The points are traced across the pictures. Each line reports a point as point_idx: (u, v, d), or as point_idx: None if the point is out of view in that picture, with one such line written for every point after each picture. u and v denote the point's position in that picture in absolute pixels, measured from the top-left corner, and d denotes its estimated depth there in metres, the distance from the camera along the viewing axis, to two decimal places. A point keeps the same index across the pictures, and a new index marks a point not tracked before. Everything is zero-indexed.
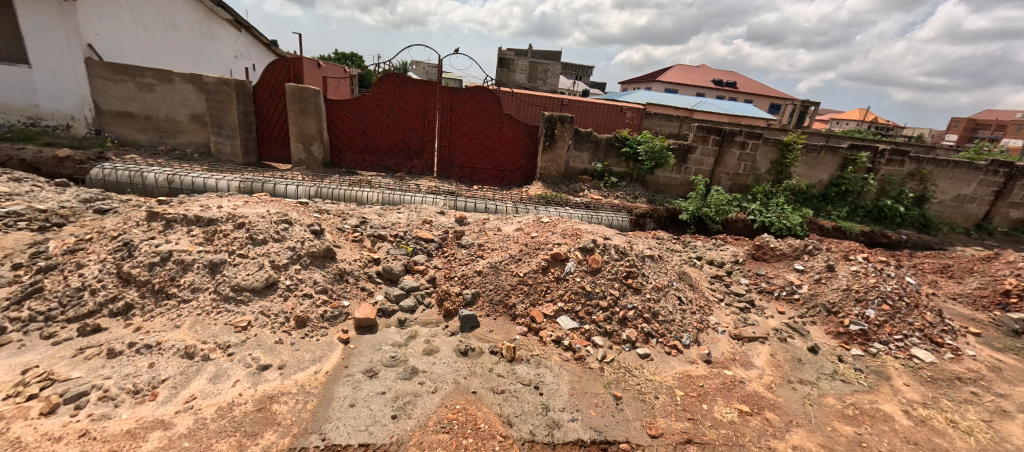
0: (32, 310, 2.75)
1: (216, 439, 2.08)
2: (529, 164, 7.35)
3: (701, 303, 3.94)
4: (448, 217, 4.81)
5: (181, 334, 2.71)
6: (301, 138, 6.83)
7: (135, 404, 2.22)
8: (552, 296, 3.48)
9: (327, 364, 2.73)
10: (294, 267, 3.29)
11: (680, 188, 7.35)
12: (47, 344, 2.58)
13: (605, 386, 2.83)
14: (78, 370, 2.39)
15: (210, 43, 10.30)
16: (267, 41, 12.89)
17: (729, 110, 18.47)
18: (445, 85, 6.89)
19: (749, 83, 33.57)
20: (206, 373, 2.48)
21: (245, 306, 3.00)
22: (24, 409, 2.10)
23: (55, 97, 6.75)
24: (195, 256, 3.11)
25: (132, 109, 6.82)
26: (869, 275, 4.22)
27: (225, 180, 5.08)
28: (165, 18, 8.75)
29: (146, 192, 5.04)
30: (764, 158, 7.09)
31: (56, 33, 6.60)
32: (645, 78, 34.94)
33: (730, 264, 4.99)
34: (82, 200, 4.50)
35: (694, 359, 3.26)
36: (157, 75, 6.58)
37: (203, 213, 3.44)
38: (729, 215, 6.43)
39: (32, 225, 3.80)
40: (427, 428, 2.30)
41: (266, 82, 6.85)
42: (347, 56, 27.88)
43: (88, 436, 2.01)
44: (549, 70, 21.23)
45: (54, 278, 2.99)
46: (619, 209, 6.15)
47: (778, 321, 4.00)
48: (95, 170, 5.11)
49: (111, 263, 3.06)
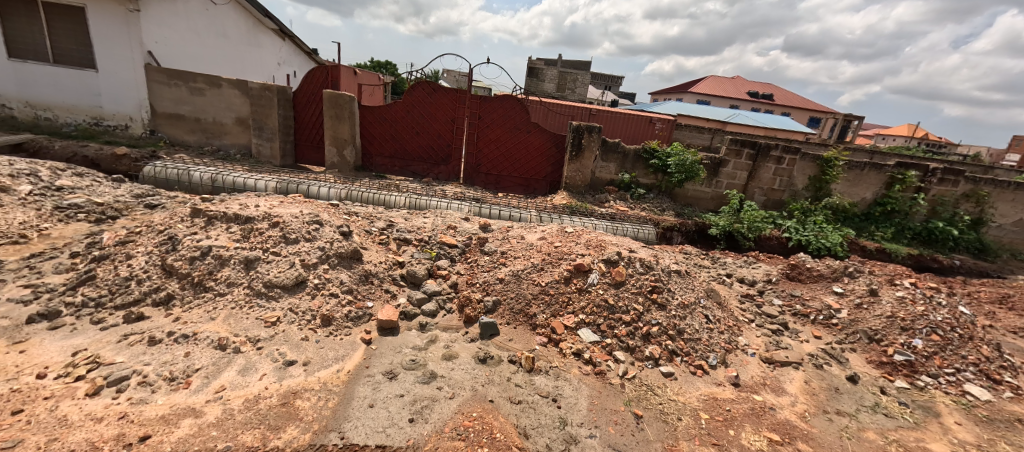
0: (85, 296, 2.96)
1: (242, 430, 2.15)
2: (555, 172, 7.34)
3: (730, 323, 3.77)
4: (473, 223, 4.84)
5: (215, 326, 2.84)
6: (335, 142, 7.08)
7: (170, 391, 2.34)
8: (574, 308, 3.44)
9: (350, 364, 2.78)
10: (322, 266, 3.38)
11: (710, 202, 7.14)
12: (96, 329, 2.76)
13: (625, 403, 2.76)
14: (122, 355, 2.53)
15: (256, 51, 10.93)
16: (308, 50, 13.52)
17: (765, 124, 17.84)
18: (474, 93, 6.99)
19: (787, 96, 32.42)
20: (237, 365, 2.58)
21: (276, 302, 3.11)
22: (72, 389, 2.24)
23: (116, 100, 7.39)
24: (233, 252, 3.26)
25: (183, 112, 7.29)
26: (917, 302, 3.99)
27: (263, 180, 5.33)
28: (218, 27, 9.34)
29: (192, 190, 5.35)
30: (801, 173, 6.82)
31: (120, 42, 7.18)
32: (677, 90, 34.34)
33: (762, 283, 4.77)
34: (134, 195, 4.84)
35: (721, 381, 3.12)
36: (207, 80, 7.02)
37: (242, 211, 3.61)
38: (763, 231, 6.16)
39: (90, 217, 4.22)
40: (443, 434, 2.30)
41: (306, 88, 7.16)
42: (381, 64, 29.11)
43: (127, 418, 2.12)
44: (578, 80, 21.16)
45: (106, 266, 3.21)
46: (645, 221, 6.02)
47: (813, 346, 3.78)
48: (148, 168, 5.47)
49: (157, 255, 3.26)
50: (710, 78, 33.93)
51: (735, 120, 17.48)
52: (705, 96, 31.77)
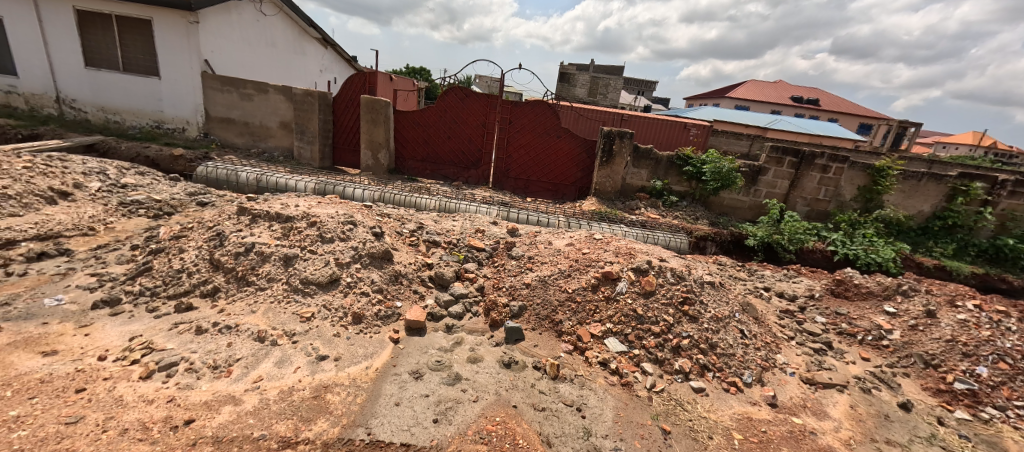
0: (142, 285, 3.20)
1: (276, 420, 2.25)
2: (584, 178, 7.27)
3: (768, 340, 3.59)
4: (501, 228, 4.86)
5: (255, 319, 3.00)
6: (370, 146, 7.33)
7: (213, 378, 2.48)
8: (601, 317, 3.38)
9: (378, 361, 2.86)
10: (355, 266, 3.49)
11: (748, 211, 6.85)
12: (151, 317, 2.97)
13: (652, 417, 2.67)
14: (172, 342, 2.72)
15: (301, 58, 11.51)
16: (348, 57, 14.10)
17: (809, 130, 16.93)
18: (506, 99, 7.05)
19: (835, 102, 30.65)
20: (273, 357, 2.71)
21: (311, 298, 3.24)
22: (128, 372, 2.42)
23: (175, 105, 7.98)
24: (273, 249, 3.43)
25: (233, 116, 7.78)
26: (982, 327, 3.68)
27: (303, 181, 5.59)
28: (267, 36, 9.91)
29: (239, 189, 5.69)
30: (849, 183, 6.44)
31: (181, 51, 7.74)
32: (714, 95, 33.25)
33: (803, 299, 4.51)
34: (188, 193, 5.20)
35: (756, 400, 2.97)
36: (256, 86, 7.47)
37: (283, 210, 3.80)
38: (806, 244, 5.81)
39: (149, 213, 4.56)
40: (466, 436, 2.31)
41: (345, 94, 7.47)
42: (416, 70, 29.91)
43: (174, 402, 2.27)
44: (610, 85, 20.91)
45: (161, 259, 3.47)
46: (677, 230, 5.84)
47: (860, 368, 3.53)
48: (200, 168, 5.86)
49: (206, 250, 3.48)
50: (750, 83, 32.64)
51: (776, 126, 16.69)
52: (744, 101, 30.57)
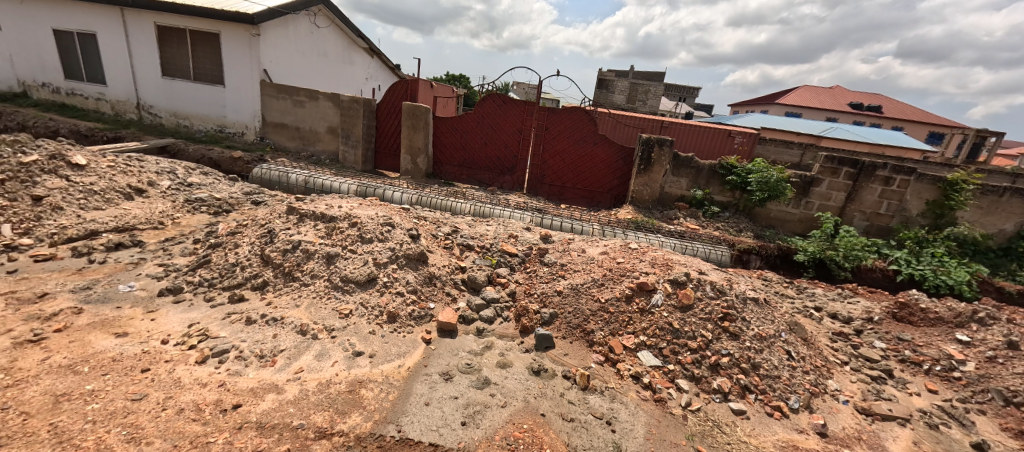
0: (201, 277, 3.47)
1: (314, 410, 2.35)
2: (621, 186, 7.14)
3: (818, 363, 3.34)
4: (534, 234, 4.86)
5: (299, 313, 3.16)
6: (410, 151, 7.57)
7: (259, 367, 2.63)
8: (635, 329, 3.29)
9: (410, 361, 2.92)
10: (391, 266, 3.60)
11: (797, 225, 6.45)
12: (207, 306, 3.21)
13: (686, 437, 2.56)
14: (225, 330, 2.92)
15: (349, 67, 12.11)
16: (393, 65, 14.69)
17: (869, 139, 15.71)
18: (543, 105, 7.07)
19: (900, 109, 28.30)
20: (313, 350, 2.84)
21: (350, 295, 3.37)
22: (186, 356, 2.63)
23: (237, 111, 8.61)
24: (317, 247, 3.62)
25: (286, 121, 8.31)
26: None
27: (346, 183, 5.86)
28: (319, 46, 10.51)
29: (288, 190, 6.04)
30: (916, 197, 5.91)
31: (243, 61, 8.34)
32: (762, 101, 31.66)
33: (859, 321, 4.17)
34: (244, 193, 5.60)
35: (803, 427, 2.76)
36: (308, 93, 7.94)
37: (328, 211, 4.00)
38: (864, 261, 5.39)
39: (210, 210, 4.94)
40: (493, 441, 2.31)
41: (388, 101, 7.77)
42: (455, 77, 30.62)
43: (224, 386, 2.43)
44: (650, 91, 20.44)
45: (219, 253, 3.75)
46: (718, 242, 5.59)
47: (925, 401, 3.20)
48: (256, 169, 6.28)
49: (258, 246, 3.72)
50: (803, 88, 30.82)
51: (831, 135, 15.63)
52: (796, 108, 28.89)
